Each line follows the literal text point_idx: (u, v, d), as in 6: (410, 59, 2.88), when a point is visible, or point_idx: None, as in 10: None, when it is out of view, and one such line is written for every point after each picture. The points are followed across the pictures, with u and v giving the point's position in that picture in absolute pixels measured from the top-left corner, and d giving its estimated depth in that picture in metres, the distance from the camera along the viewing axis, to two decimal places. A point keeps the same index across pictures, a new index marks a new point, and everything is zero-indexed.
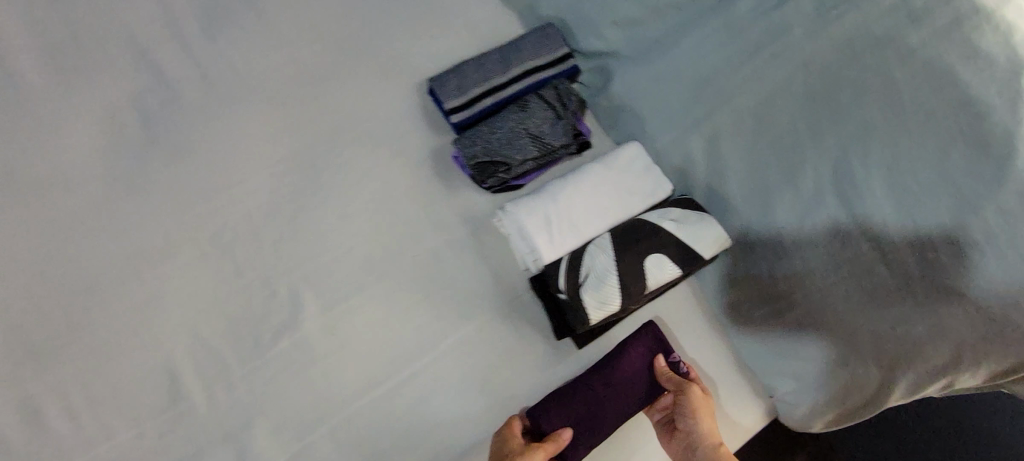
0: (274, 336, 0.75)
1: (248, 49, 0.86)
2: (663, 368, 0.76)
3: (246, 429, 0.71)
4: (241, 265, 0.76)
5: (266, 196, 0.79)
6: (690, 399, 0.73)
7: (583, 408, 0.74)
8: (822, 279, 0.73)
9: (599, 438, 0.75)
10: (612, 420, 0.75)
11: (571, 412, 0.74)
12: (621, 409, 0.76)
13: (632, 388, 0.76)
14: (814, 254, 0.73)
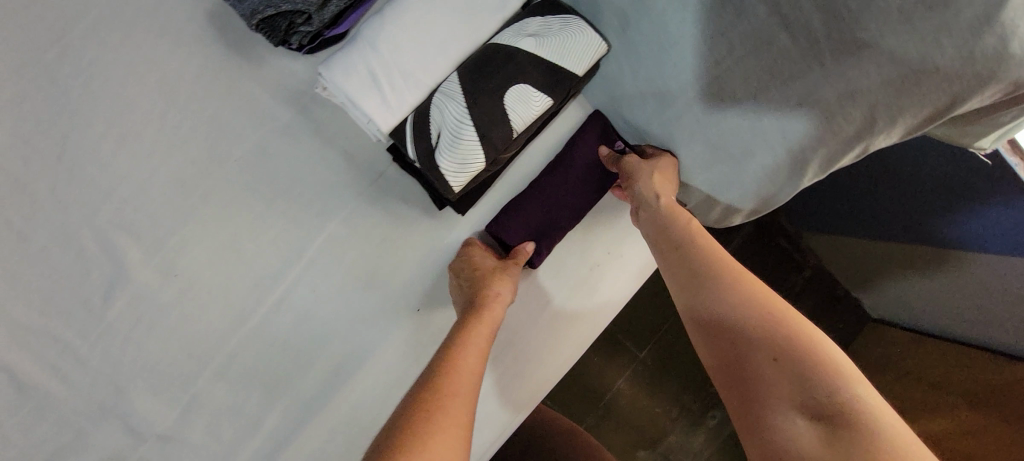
0: (105, 296, 0.63)
1: None
2: (608, 155, 0.70)
3: (122, 398, 0.64)
4: (23, 228, 0.61)
5: (13, 135, 0.61)
6: (631, 164, 0.68)
7: (538, 211, 0.70)
8: (717, 68, 0.60)
9: (556, 241, 0.71)
10: (568, 219, 0.71)
11: (528, 219, 0.70)
12: (576, 204, 0.71)
13: (582, 188, 0.71)
14: (702, 38, 0.59)
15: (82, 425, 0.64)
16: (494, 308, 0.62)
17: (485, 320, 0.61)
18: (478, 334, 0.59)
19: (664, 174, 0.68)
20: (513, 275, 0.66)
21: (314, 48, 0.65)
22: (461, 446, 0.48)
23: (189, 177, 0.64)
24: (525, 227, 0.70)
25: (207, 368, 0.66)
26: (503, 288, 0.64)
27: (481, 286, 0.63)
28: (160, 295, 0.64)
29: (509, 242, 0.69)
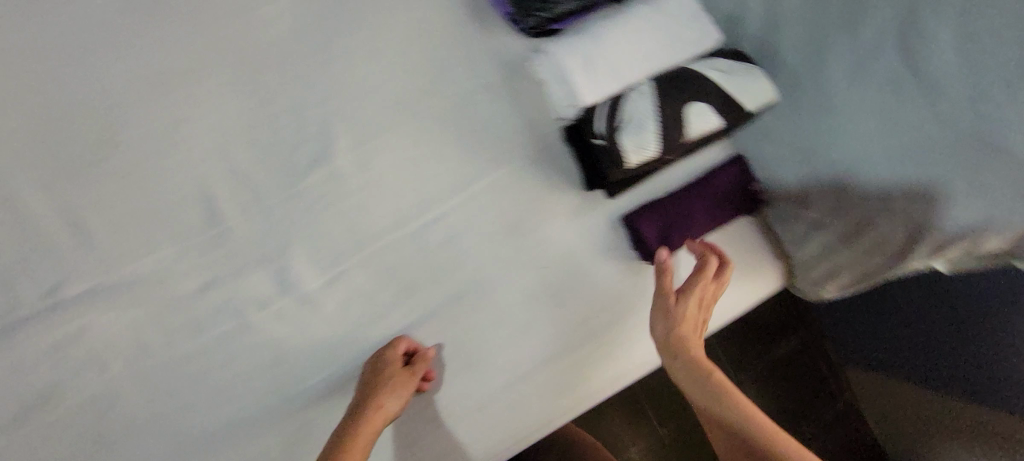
0: (307, 166, 0.75)
1: None
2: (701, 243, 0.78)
3: (285, 253, 0.74)
4: (269, 92, 0.74)
5: (292, 21, 0.75)
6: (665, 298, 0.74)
7: (673, 218, 0.79)
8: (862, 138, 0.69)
9: (678, 248, 0.80)
10: (693, 233, 0.80)
11: (662, 222, 0.79)
12: (704, 223, 0.81)
13: (713, 212, 0.81)
14: (863, 112, 0.69)
15: (244, 264, 0.73)
16: (373, 421, 0.69)
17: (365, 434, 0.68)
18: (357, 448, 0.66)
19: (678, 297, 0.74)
20: (401, 390, 0.71)
21: (531, 35, 0.78)
22: None
23: (406, 95, 0.78)
24: (658, 227, 0.79)
25: (361, 251, 0.75)
26: (388, 402, 0.70)
27: (377, 388, 0.70)
28: (349, 178, 0.75)
29: (643, 235, 0.78)
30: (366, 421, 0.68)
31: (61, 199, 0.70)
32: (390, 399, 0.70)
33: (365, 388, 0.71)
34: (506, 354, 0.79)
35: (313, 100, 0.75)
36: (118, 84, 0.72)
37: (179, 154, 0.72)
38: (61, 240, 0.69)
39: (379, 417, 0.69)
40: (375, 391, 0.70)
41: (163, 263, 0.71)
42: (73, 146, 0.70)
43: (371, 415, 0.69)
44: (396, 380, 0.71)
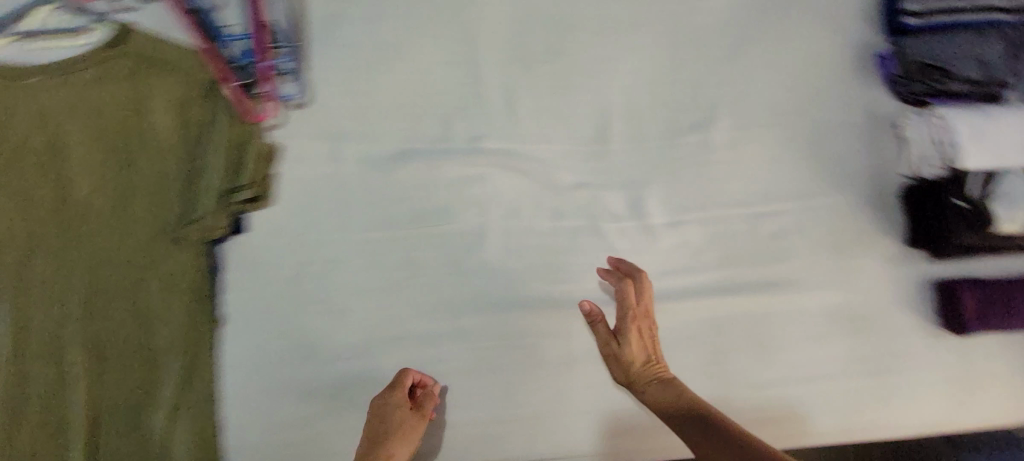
0: (687, 129, 0.88)
1: None
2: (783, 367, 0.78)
3: (644, 187, 0.86)
4: (683, 61, 0.89)
5: (721, 16, 0.90)
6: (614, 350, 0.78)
7: (998, 301, 0.82)
8: None
9: (987, 329, 0.83)
10: (1009, 323, 0.82)
11: (984, 299, 0.82)
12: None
13: None
14: None
15: (611, 181, 0.86)
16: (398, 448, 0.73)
17: None
18: None
19: (611, 340, 0.79)
20: (415, 428, 0.74)
21: (905, 100, 0.90)
22: None
23: (784, 104, 0.89)
24: (978, 302, 0.82)
25: (701, 211, 0.86)
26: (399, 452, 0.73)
27: (374, 433, 0.74)
28: (716, 150, 0.88)
29: (962, 303, 0.82)
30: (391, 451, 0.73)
31: (508, 75, 0.86)
32: (371, 425, 0.75)
33: (369, 437, 0.74)
34: (792, 356, 0.83)
35: (713, 79, 0.89)
36: (580, 9, 0.88)
37: (600, 78, 0.88)
38: (495, 106, 0.85)
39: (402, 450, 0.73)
40: (376, 435, 0.74)
41: (555, 154, 0.85)
42: (531, 43, 0.87)
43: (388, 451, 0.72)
44: (386, 420, 0.74)
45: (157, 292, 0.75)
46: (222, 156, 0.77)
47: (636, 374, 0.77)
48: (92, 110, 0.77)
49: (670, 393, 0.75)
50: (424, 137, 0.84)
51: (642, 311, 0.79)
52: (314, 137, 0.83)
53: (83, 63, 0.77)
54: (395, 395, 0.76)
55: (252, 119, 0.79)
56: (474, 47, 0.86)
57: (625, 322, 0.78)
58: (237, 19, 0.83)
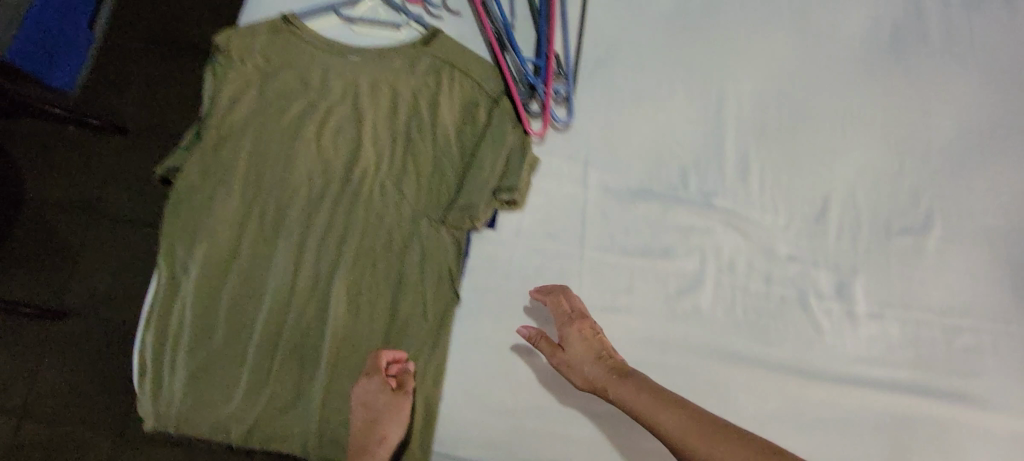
0: (900, 230, 0.93)
1: (991, 30, 1.01)
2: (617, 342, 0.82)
3: (851, 274, 0.91)
4: (907, 169, 0.95)
5: (949, 136, 0.96)
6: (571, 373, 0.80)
7: None
8: None
9: None
10: None
11: None
12: None
13: None
14: None
15: (820, 261, 0.91)
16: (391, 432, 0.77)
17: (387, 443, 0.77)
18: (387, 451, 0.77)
19: (562, 349, 0.80)
20: (402, 408, 0.78)
21: None
22: None
23: (996, 230, 0.93)
24: None
25: (902, 309, 0.90)
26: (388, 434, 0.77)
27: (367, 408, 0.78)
28: (927, 256, 0.91)
29: None
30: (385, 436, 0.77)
31: (746, 144, 0.93)
32: (360, 411, 0.78)
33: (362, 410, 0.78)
34: None
35: (933, 191, 0.94)
36: (821, 101, 0.96)
37: (828, 166, 0.94)
38: (728, 168, 0.92)
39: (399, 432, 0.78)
40: (371, 420, 0.77)
41: (774, 224, 0.91)
42: (772, 119, 0.94)
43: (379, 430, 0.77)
44: (374, 400, 0.78)
45: (417, 263, 0.84)
46: (497, 158, 0.86)
47: (579, 370, 0.79)
48: (397, 96, 0.89)
49: (594, 351, 0.80)
50: (662, 181, 0.91)
51: (576, 313, 0.82)
52: (567, 158, 0.91)
53: (399, 55, 0.89)
54: (377, 377, 0.78)
55: (536, 136, 0.91)
56: (721, 112, 0.94)
57: (563, 324, 0.81)
58: (530, 46, 0.94)
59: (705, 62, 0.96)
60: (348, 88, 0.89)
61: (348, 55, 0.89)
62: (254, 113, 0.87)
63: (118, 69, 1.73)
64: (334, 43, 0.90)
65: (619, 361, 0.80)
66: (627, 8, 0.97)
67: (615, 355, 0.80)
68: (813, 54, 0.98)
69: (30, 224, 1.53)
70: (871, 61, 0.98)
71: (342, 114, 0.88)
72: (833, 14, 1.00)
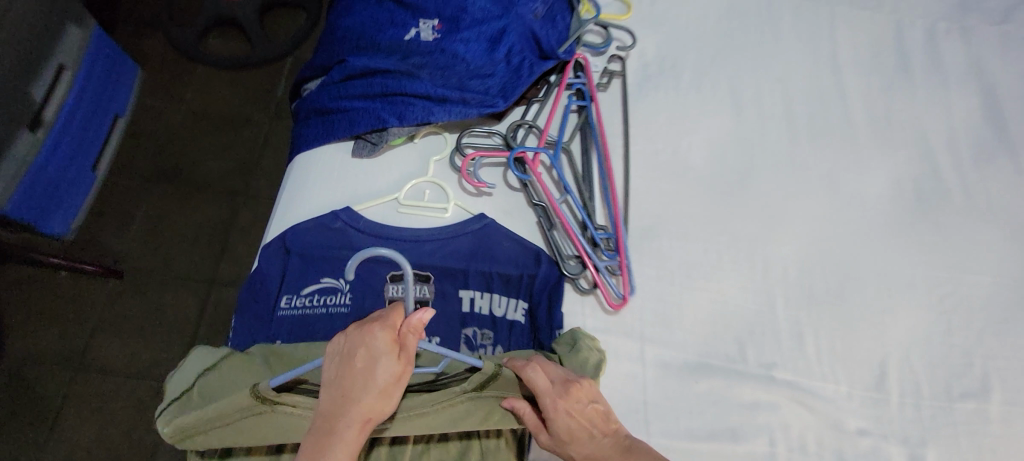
0: (962, 395, 0.91)
1: (1001, 186, 1.07)
2: (588, 391, 0.72)
3: (922, 446, 0.87)
4: (951, 328, 0.95)
5: (986, 295, 0.98)
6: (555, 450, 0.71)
7: None
8: None
9: None
10: None
11: None
12: None
13: None
14: None
15: (889, 433, 0.87)
16: None
17: None
18: None
19: (557, 426, 0.70)
20: None
21: None
22: None
23: None
24: None
25: None
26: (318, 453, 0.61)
27: (349, 390, 0.63)
28: (992, 421, 0.89)
29: None
30: None
31: (798, 311, 0.93)
32: None
33: (333, 387, 0.63)
34: None
35: (986, 353, 0.94)
36: (861, 263, 0.98)
37: (878, 330, 0.94)
38: (785, 337, 0.91)
39: None
40: (363, 382, 0.63)
41: (838, 395, 0.89)
42: (820, 285, 0.95)
43: (349, 427, 0.62)
44: (365, 373, 0.63)
45: None
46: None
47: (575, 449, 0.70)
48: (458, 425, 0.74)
49: (584, 430, 0.70)
50: (720, 355, 0.89)
51: (558, 385, 0.71)
52: (623, 337, 0.89)
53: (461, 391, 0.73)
54: (386, 332, 0.64)
55: (614, 308, 0.89)
56: (769, 279, 0.95)
57: (541, 401, 0.70)
58: (594, 217, 0.94)
59: (748, 229, 0.98)
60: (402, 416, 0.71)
61: (399, 243, 0.88)
62: (301, 301, 0.84)
63: (117, 210, 1.69)
64: (382, 230, 0.88)
65: (615, 435, 0.71)
66: (667, 177, 1.00)
67: (608, 433, 0.71)
68: (846, 217, 1.01)
69: (14, 381, 1.48)
70: (902, 220, 1.02)
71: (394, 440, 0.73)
72: (857, 177, 1.05)
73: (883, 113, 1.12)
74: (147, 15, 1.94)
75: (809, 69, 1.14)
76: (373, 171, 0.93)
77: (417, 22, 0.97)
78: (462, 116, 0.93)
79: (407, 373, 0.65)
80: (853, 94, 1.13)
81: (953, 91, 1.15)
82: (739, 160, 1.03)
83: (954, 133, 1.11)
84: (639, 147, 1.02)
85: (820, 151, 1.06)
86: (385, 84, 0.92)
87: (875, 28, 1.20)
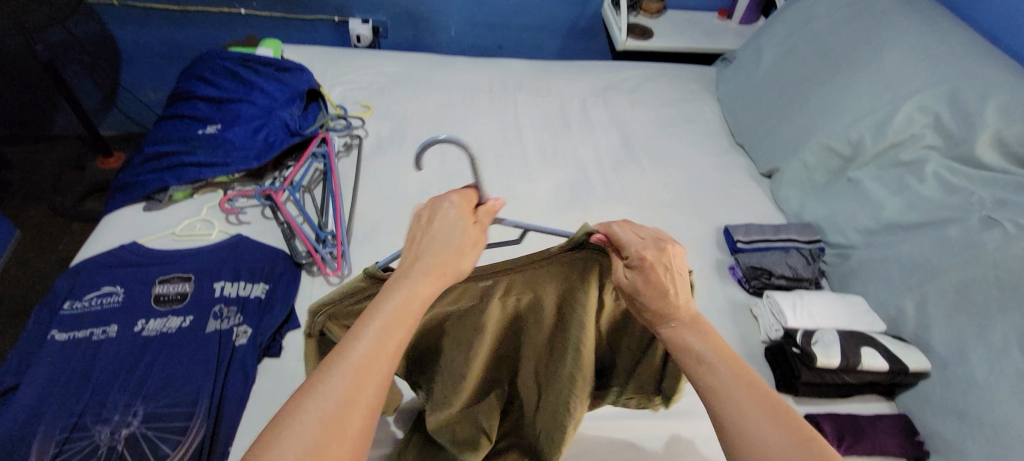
0: None
1: (630, 180, 1.58)
2: (669, 252, 0.71)
3: None
4: None
5: None
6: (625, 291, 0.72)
7: (841, 428, 1.07)
8: (990, 395, 0.99)
9: (846, 450, 1.04)
10: (858, 444, 1.05)
11: (838, 427, 1.07)
12: (871, 443, 1.06)
13: (869, 433, 1.07)
14: (988, 380, 1.00)
15: None
16: (378, 306, 0.60)
17: (372, 311, 0.59)
18: (370, 322, 0.58)
19: (642, 277, 0.70)
20: (408, 301, 0.60)
21: (751, 292, 1.32)
22: (338, 379, 0.54)
23: None
24: (834, 428, 1.07)
25: None
26: (396, 285, 0.62)
27: (434, 230, 0.67)
28: None
29: (824, 427, 1.06)
30: (370, 314, 0.59)
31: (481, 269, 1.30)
32: (374, 311, 0.59)
33: (422, 225, 0.69)
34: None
35: None
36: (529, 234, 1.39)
37: None
38: None
39: (376, 308, 0.59)
40: (448, 224, 0.68)
41: None
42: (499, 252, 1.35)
43: (427, 268, 0.63)
44: (449, 218, 0.68)
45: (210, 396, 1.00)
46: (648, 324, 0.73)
47: (645, 296, 0.70)
48: (526, 302, 0.81)
49: (659, 288, 0.69)
50: None
51: (651, 242, 0.72)
52: None
53: (537, 269, 0.77)
54: (469, 196, 0.72)
55: (332, 278, 1.22)
56: None
57: (627, 246, 0.72)
58: (325, 225, 1.31)
59: None
60: (480, 300, 0.79)
61: (169, 257, 1.20)
62: (80, 304, 1.09)
63: None
64: (157, 251, 1.21)
65: (683, 299, 0.70)
66: (388, 199, 1.42)
67: (679, 290, 0.70)
68: (520, 209, 1.45)
69: None
70: (560, 207, 1.47)
71: (461, 316, 0.81)
72: (529, 185, 1.52)
73: (550, 149, 1.65)
74: (33, 190, 2.34)
75: (499, 130, 1.68)
76: (158, 218, 1.29)
77: (205, 126, 1.45)
78: (225, 172, 1.33)
79: (482, 238, 0.69)
80: (530, 141, 1.67)
81: (599, 133, 1.73)
82: (443, 185, 1.48)
83: (600, 155, 1.65)
84: (369, 185, 1.46)
85: (503, 173, 1.54)
86: (170, 160, 1.33)
87: (546, 104, 1.80)
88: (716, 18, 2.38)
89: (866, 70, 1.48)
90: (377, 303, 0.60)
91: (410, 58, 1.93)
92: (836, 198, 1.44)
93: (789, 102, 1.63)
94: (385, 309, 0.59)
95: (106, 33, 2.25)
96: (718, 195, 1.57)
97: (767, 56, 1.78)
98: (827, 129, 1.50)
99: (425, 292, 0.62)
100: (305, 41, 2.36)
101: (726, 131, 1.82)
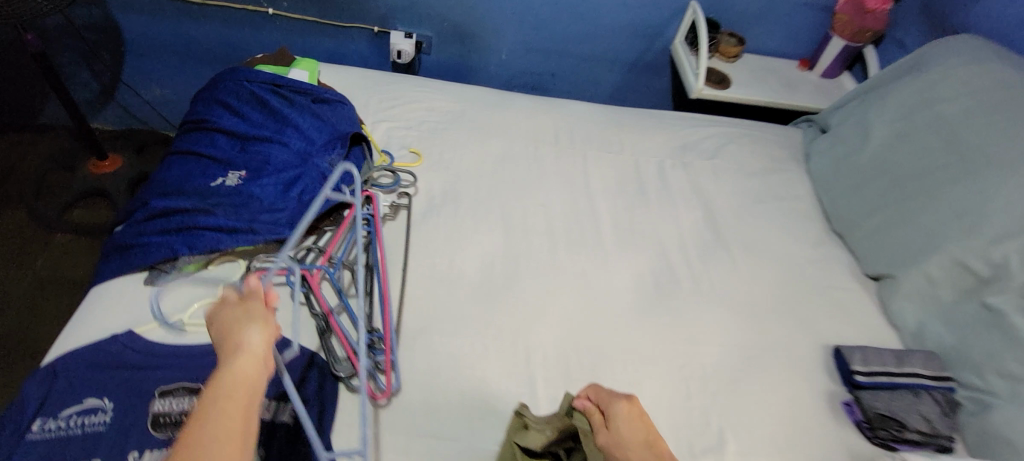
0: (703, 452, 1.04)
1: (721, 274, 1.35)
2: (627, 405, 0.90)
3: None
4: (691, 393, 1.12)
5: (717, 361, 1.17)
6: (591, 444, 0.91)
7: None
8: None
9: None
10: None
11: None
12: None
13: None
14: None
15: None
16: (197, 421, 0.58)
17: (195, 424, 0.58)
18: (199, 438, 0.56)
19: (605, 422, 0.90)
20: (239, 401, 0.61)
21: (874, 441, 1.10)
22: None
23: (778, 437, 1.09)
24: None
25: None
26: (214, 388, 0.61)
27: (233, 317, 0.71)
28: None
29: None
30: (191, 430, 0.57)
31: (556, 389, 1.07)
32: (203, 421, 0.58)
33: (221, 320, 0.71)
34: None
35: (718, 411, 1.10)
36: (608, 343, 1.15)
37: None
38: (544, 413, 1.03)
39: (197, 420, 0.58)
40: (246, 308, 0.72)
41: None
42: (576, 366, 1.10)
43: (235, 366, 0.64)
44: (245, 304, 0.72)
45: None
46: None
47: (627, 442, 0.86)
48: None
49: (630, 431, 0.88)
50: (481, 436, 0.98)
51: (609, 397, 0.93)
52: (390, 426, 0.97)
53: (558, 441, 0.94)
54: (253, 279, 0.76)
55: (380, 400, 0.99)
56: (530, 362, 1.09)
57: (603, 407, 0.92)
58: (371, 322, 1.07)
59: (512, 323, 1.15)
60: None
61: (175, 358, 0.95)
62: (55, 424, 0.85)
63: None
64: (159, 347, 0.96)
65: (651, 441, 0.87)
66: (442, 285, 1.18)
67: (645, 434, 0.88)
68: (599, 306, 1.21)
69: None
70: (644, 307, 1.24)
71: None
72: (607, 273, 1.28)
73: (627, 225, 1.41)
74: (13, 194, 2.05)
75: (567, 196, 1.43)
76: (164, 298, 1.03)
77: (227, 173, 1.19)
78: (250, 242, 1.08)
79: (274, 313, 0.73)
80: (604, 211, 1.42)
81: (681, 207, 1.49)
82: (506, 269, 1.24)
83: (684, 237, 1.42)
84: (419, 262, 1.21)
85: (575, 254, 1.31)
86: (182, 220, 1.07)
87: (620, 164, 1.56)
88: (797, 68, 2.14)
89: (1015, 170, 1.24)
90: (195, 416, 0.58)
91: (463, 92, 1.67)
92: (968, 326, 1.20)
93: (907, 196, 1.40)
94: (206, 419, 0.58)
95: (110, 21, 1.96)
96: (822, 300, 1.35)
97: (877, 132, 1.53)
98: (959, 236, 1.27)
99: (242, 387, 0.63)
100: (337, 50, 2.09)
101: (820, 214, 1.59)
